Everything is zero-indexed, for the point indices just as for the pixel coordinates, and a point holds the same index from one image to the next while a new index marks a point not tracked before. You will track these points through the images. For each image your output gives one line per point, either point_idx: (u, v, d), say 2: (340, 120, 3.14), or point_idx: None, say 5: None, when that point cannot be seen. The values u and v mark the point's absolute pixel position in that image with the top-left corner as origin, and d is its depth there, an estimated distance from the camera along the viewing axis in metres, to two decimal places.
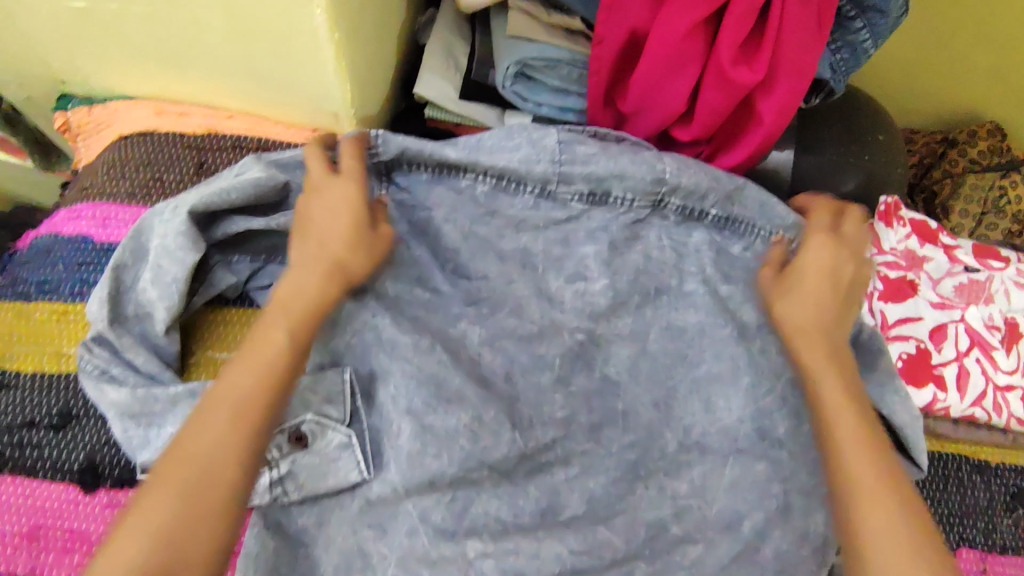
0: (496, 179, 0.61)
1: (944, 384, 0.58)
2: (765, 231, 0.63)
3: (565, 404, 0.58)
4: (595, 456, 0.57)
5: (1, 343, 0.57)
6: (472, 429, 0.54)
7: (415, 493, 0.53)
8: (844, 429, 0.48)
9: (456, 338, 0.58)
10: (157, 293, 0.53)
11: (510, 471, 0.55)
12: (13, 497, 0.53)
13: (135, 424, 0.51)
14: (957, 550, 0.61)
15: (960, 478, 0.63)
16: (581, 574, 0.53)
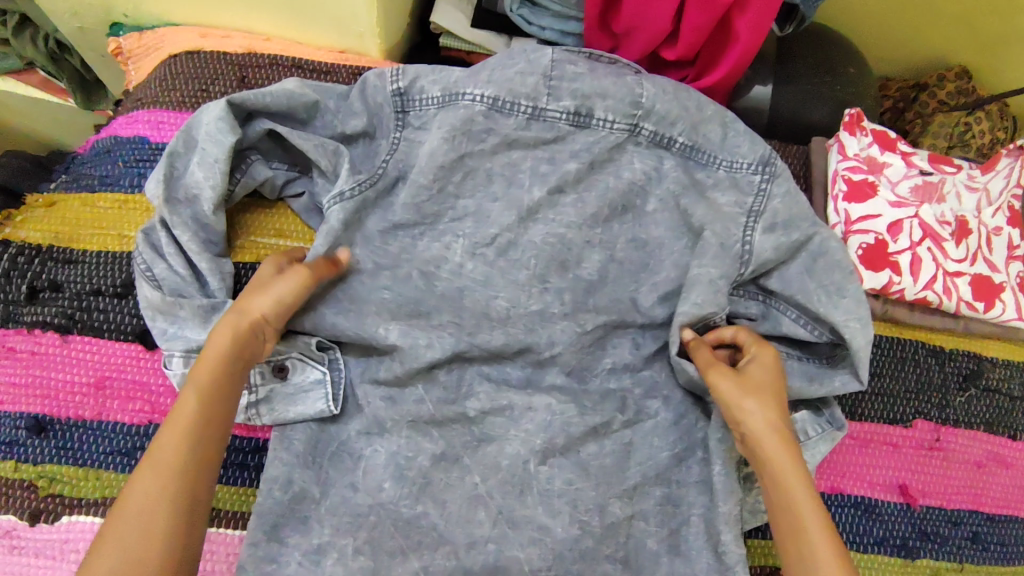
0: (492, 100, 0.65)
1: (899, 269, 0.67)
2: (726, 160, 0.67)
3: (539, 298, 0.65)
4: (577, 334, 0.65)
5: (69, 226, 0.65)
6: (473, 318, 0.65)
7: (416, 377, 0.63)
8: (769, 471, 0.53)
9: (441, 251, 0.65)
10: (203, 173, 0.61)
11: (502, 352, 0.65)
12: (82, 353, 0.61)
13: (161, 319, 0.59)
14: (913, 421, 0.68)
15: (915, 359, 0.70)
16: (571, 424, 0.63)
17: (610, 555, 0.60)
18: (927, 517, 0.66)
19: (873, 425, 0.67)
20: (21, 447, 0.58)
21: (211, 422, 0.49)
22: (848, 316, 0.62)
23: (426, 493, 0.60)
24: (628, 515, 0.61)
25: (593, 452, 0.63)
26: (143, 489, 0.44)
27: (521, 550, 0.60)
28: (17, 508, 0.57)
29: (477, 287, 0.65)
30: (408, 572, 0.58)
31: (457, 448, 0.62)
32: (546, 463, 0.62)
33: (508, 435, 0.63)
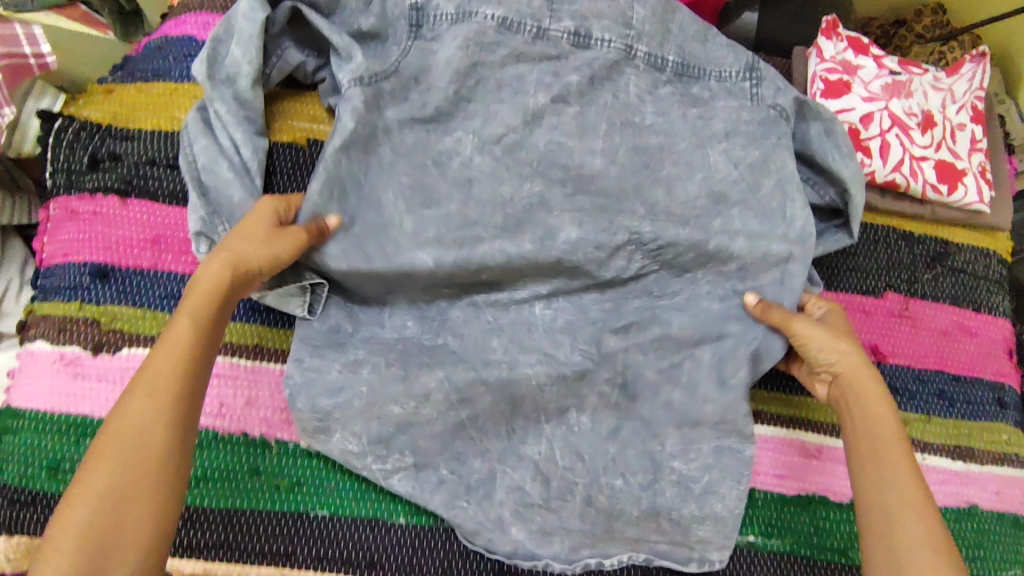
0: (502, 20, 0.72)
1: (870, 152, 0.74)
2: (715, 71, 0.75)
3: (543, 185, 0.71)
4: (574, 216, 0.71)
5: (125, 109, 0.72)
6: (478, 206, 0.70)
7: (428, 248, 0.67)
8: (866, 435, 0.58)
9: (450, 148, 0.71)
10: (241, 51, 0.68)
11: (506, 226, 0.69)
12: (138, 214, 0.68)
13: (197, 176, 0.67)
14: (884, 293, 0.75)
15: (887, 242, 0.77)
16: (569, 293, 0.70)
17: (608, 379, 0.68)
18: (896, 374, 0.73)
19: (847, 295, 0.74)
20: (85, 291, 0.65)
21: (200, 351, 0.54)
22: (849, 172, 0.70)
23: (444, 328, 0.69)
24: (624, 347, 0.68)
25: (593, 301, 0.70)
26: (139, 403, 0.49)
27: (530, 367, 0.67)
28: (81, 340, 0.64)
29: (485, 179, 0.71)
30: (433, 379, 0.65)
31: (471, 295, 0.70)
32: (550, 307, 0.70)
33: (517, 291, 0.69)
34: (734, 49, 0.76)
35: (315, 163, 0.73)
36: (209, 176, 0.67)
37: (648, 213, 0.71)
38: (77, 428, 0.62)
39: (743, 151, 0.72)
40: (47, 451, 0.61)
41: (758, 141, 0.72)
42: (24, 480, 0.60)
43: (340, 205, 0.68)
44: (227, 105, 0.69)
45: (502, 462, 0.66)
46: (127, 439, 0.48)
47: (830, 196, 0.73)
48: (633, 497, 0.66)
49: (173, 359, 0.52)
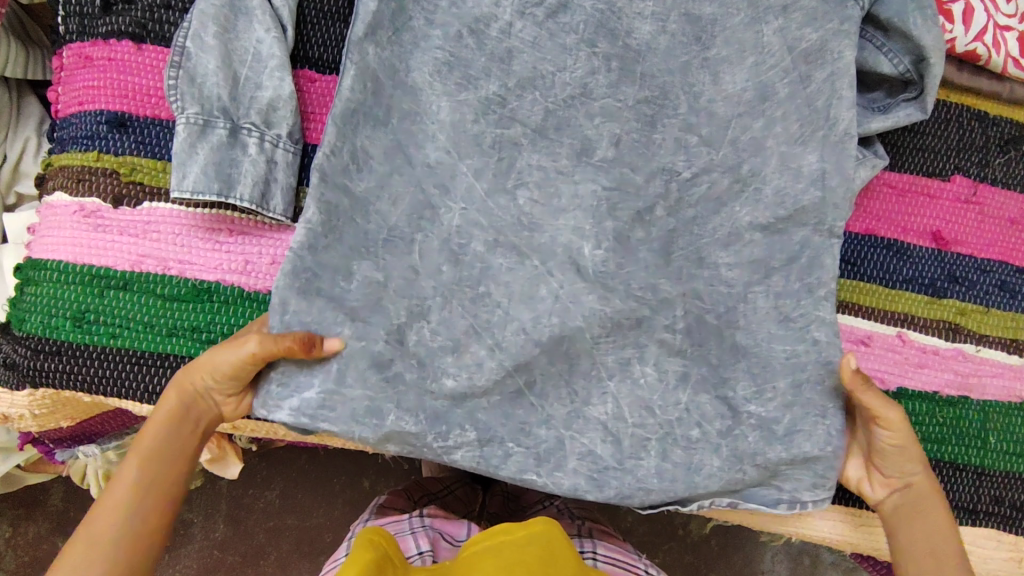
0: None
1: (952, 17, 0.67)
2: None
3: (586, 61, 0.65)
4: (615, 107, 0.65)
5: None
6: (518, 91, 0.64)
7: (467, 158, 0.63)
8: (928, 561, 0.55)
9: (489, 13, 0.65)
10: None
11: (542, 128, 0.64)
12: (152, 61, 0.64)
13: (219, 31, 0.59)
14: (952, 176, 0.69)
15: (960, 122, 0.70)
16: (615, 205, 0.62)
17: (668, 325, 0.61)
18: (957, 262, 0.68)
19: (912, 175, 0.69)
20: (102, 140, 0.62)
21: (152, 489, 0.51)
22: (937, 41, 0.62)
23: (485, 277, 0.61)
24: (682, 292, 0.62)
25: (641, 238, 0.62)
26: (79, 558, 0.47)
27: (582, 319, 0.60)
28: (101, 192, 0.61)
29: (526, 49, 0.65)
30: (496, 288, 0.61)
31: (507, 235, 0.62)
32: (600, 248, 0.61)
33: (558, 225, 0.62)
34: None
35: (344, 16, 0.66)
36: (230, 21, 0.59)
37: (690, 112, 0.65)
38: (100, 280, 0.59)
39: (800, 32, 0.64)
40: (70, 302, 0.59)
41: (819, 19, 0.63)
42: (49, 331, 0.59)
43: (377, 96, 0.62)
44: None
45: (567, 427, 0.60)
46: None
47: (903, 66, 0.64)
48: (711, 444, 0.60)
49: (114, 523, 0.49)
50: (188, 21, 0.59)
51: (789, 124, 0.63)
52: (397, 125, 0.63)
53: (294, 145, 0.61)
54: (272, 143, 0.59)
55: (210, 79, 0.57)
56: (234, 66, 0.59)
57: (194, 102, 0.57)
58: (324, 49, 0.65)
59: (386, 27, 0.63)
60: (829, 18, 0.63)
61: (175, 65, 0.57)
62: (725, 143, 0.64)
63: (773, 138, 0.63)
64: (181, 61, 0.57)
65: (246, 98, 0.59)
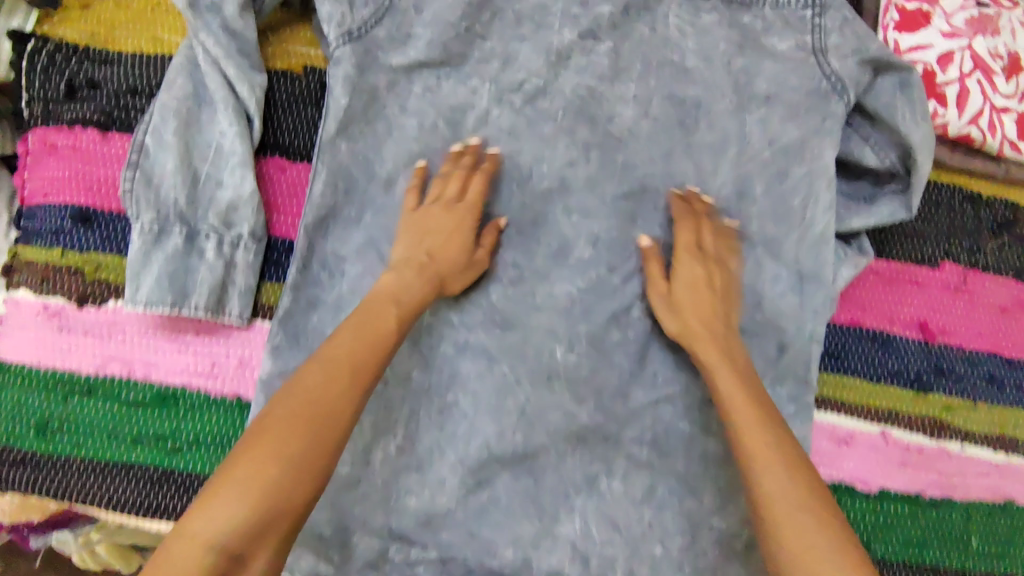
0: None
1: (945, 100, 0.64)
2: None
3: (566, 153, 0.65)
4: (593, 204, 0.64)
5: (101, 29, 0.64)
6: (495, 182, 0.64)
7: None
8: (752, 440, 0.51)
9: (465, 102, 0.65)
10: None
11: (520, 223, 0.63)
12: (119, 149, 0.62)
13: (180, 127, 0.58)
14: (941, 263, 0.67)
15: (951, 205, 0.68)
16: (591, 308, 0.62)
17: (634, 438, 0.61)
18: (944, 354, 0.66)
19: (900, 263, 0.67)
20: (66, 236, 0.60)
21: (395, 345, 0.54)
22: (924, 139, 0.60)
23: (455, 384, 0.60)
24: (652, 402, 0.61)
25: (617, 341, 0.61)
26: (311, 383, 0.49)
27: (547, 437, 0.59)
28: (65, 291, 0.59)
29: (502, 139, 0.65)
30: (463, 395, 0.60)
31: (479, 336, 0.61)
32: (573, 351, 0.61)
33: (534, 323, 0.61)
34: None
35: (317, 100, 0.64)
36: (194, 113, 0.59)
37: (672, 204, 0.65)
38: (64, 385, 0.58)
39: (782, 127, 0.64)
40: (33, 407, 0.58)
41: (801, 116, 0.64)
42: (12, 439, 0.58)
43: (347, 197, 0.62)
44: (216, 36, 0.58)
45: (536, 546, 0.59)
46: (273, 450, 0.45)
47: (890, 160, 0.62)
48: (673, 562, 0.60)
49: (280, 454, 0.46)
50: (150, 115, 0.58)
51: (765, 224, 0.64)
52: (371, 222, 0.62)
53: (257, 243, 0.59)
54: (234, 244, 0.58)
55: (167, 181, 0.56)
56: (197, 164, 0.58)
57: (150, 208, 0.55)
58: (294, 134, 0.64)
59: (358, 118, 0.62)
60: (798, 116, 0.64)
61: (132, 164, 0.56)
62: None
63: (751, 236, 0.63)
64: (139, 159, 0.56)
65: (206, 197, 0.57)
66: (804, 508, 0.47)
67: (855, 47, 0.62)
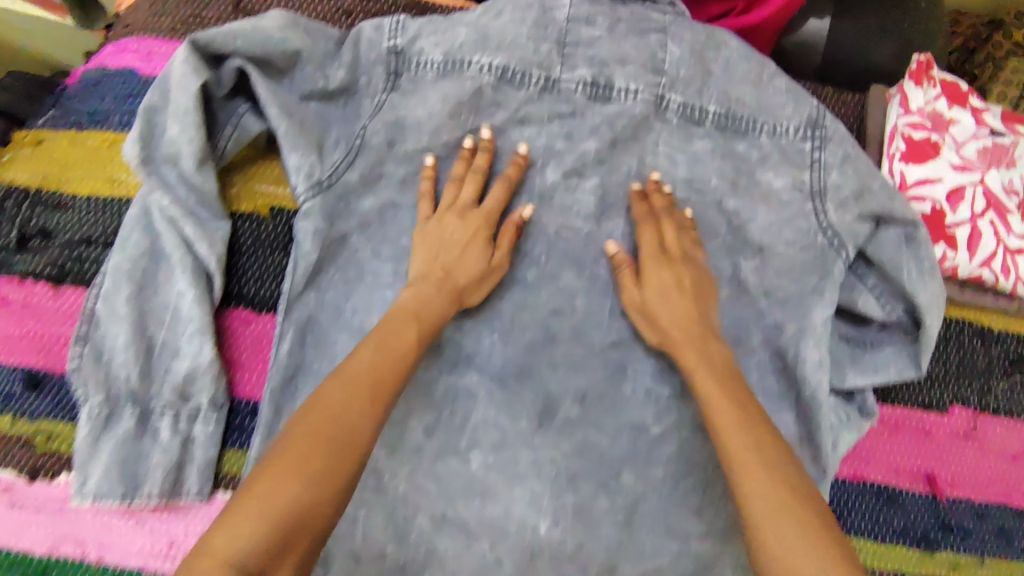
0: (501, 70, 0.61)
1: (955, 243, 0.60)
2: (768, 125, 0.62)
3: (551, 300, 0.61)
4: (579, 355, 0.60)
5: (55, 169, 0.61)
6: (474, 332, 0.60)
7: (419, 410, 0.59)
8: (738, 447, 0.48)
9: None
10: (179, 128, 0.54)
11: (502, 378, 0.60)
12: (71, 304, 0.58)
13: (134, 290, 0.54)
14: (950, 407, 0.63)
15: (961, 341, 0.64)
16: (576, 476, 0.58)
17: None
18: (953, 510, 0.62)
19: (907, 410, 0.63)
20: (16, 402, 0.56)
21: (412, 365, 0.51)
22: (932, 301, 0.57)
23: (431, 562, 0.56)
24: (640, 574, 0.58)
25: (604, 510, 0.58)
26: (334, 397, 0.45)
27: None
28: (14, 464, 0.55)
29: (484, 282, 0.61)
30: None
31: (458, 507, 0.57)
32: (558, 525, 0.57)
33: (513, 494, 0.58)
34: (794, 96, 0.63)
35: (284, 245, 0.60)
36: (149, 274, 0.55)
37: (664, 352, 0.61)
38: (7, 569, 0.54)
39: (776, 278, 0.61)
40: None
41: (795, 271, 0.61)
42: None
43: (316, 350, 0.58)
44: (171, 193, 0.54)
45: None
46: (299, 493, 0.41)
47: (895, 314, 0.60)
48: None
49: (301, 471, 0.41)
50: (102, 278, 0.55)
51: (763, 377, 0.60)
52: None
53: (218, 411, 0.55)
54: (192, 417, 0.54)
55: (118, 355, 0.52)
56: (152, 331, 0.54)
57: (99, 389, 0.52)
58: (261, 284, 0.59)
59: (329, 264, 0.59)
60: (796, 260, 0.61)
61: (82, 337, 0.53)
62: None
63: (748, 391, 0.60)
64: (90, 330, 0.53)
65: (160, 369, 0.53)
66: (802, 538, 0.42)
67: (855, 186, 0.60)
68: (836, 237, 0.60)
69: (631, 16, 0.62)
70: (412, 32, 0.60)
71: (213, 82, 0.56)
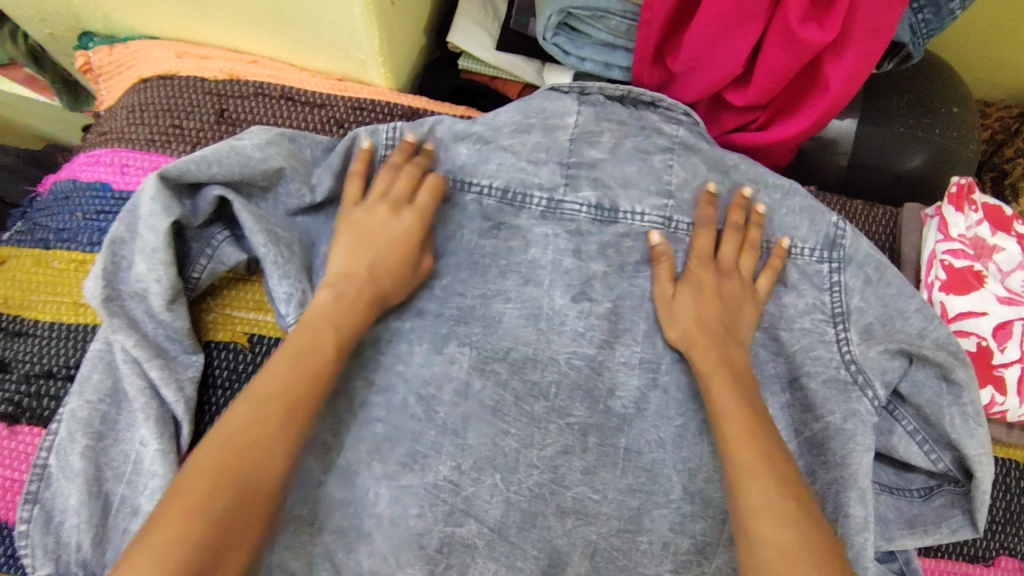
0: (502, 191, 0.58)
1: (1004, 386, 0.55)
2: (783, 243, 0.58)
3: (559, 435, 0.55)
4: (590, 502, 0.55)
5: (18, 291, 0.56)
6: (473, 473, 0.54)
7: (408, 564, 0.52)
8: (733, 425, 0.48)
9: (439, 374, 0.56)
10: (146, 266, 0.49)
11: (503, 527, 0.54)
12: (25, 446, 0.53)
13: (92, 442, 0.49)
14: (995, 558, 0.57)
15: (1009, 485, 0.58)
16: None
17: None
18: None
19: (946, 563, 0.57)
20: None
21: (331, 375, 0.48)
22: (982, 451, 0.51)
23: None
24: None
25: None
26: (241, 423, 0.43)
27: None
28: None
29: (485, 417, 0.55)
30: None
31: None
32: None
33: None
34: (812, 212, 0.58)
35: None
36: (110, 419, 0.50)
37: (683, 497, 0.55)
38: None
39: (806, 415, 0.55)
40: None
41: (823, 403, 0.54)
42: None
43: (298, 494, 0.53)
44: (135, 333, 0.49)
45: None
46: (202, 532, 0.39)
47: (943, 463, 0.53)
48: None
49: (203, 511, 0.40)
50: (56, 426, 0.50)
51: None
52: (326, 521, 0.53)
53: None
54: None
55: (70, 518, 0.48)
56: (111, 487, 0.49)
57: (47, 559, 0.47)
58: None
59: None
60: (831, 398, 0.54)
61: (31, 496, 0.48)
62: (720, 545, 0.54)
63: None
64: (40, 489, 0.48)
65: (117, 531, 0.48)
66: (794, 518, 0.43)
67: (881, 314, 0.56)
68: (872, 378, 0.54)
69: (635, 135, 0.59)
70: (411, 140, 0.57)
71: (186, 212, 0.52)
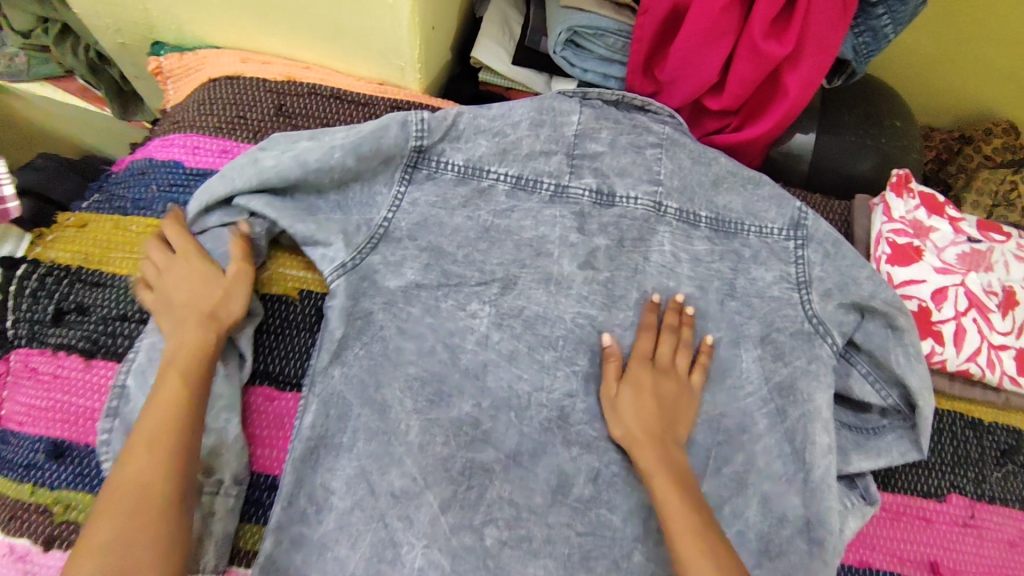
0: (516, 178, 0.67)
1: (942, 339, 0.65)
2: (755, 226, 0.68)
3: (566, 380, 0.64)
4: (592, 436, 0.63)
5: (99, 249, 0.65)
6: (491, 410, 0.62)
7: (436, 485, 0.59)
8: (665, 497, 0.55)
9: (462, 328, 0.64)
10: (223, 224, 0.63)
11: (517, 455, 0.61)
12: (100, 376, 0.60)
13: None
14: (947, 495, 0.65)
15: (954, 432, 0.67)
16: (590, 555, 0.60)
17: None
18: None
19: (907, 498, 0.65)
20: (38, 471, 0.58)
21: (198, 391, 0.54)
22: (924, 384, 0.61)
23: None
24: None
25: None
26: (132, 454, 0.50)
27: None
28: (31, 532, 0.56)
29: (502, 363, 0.64)
30: None
31: None
32: None
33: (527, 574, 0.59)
34: (778, 201, 0.68)
35: (312, 326, 0.65)
36: None
37: None
38: None
39: (775, 364, 0.64)
40: None
41: (785, 355, 0.64)
42: None
43: (339, 424, 0.60)
44: None
45: None
46: (104, 550, 0.46)
47: (892, 399, 0.64)
48: None
49: (108, 528, 0.46)
50: (135, 352, 0.58)
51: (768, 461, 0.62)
52: (363, 447, 0.60)
53: (238, 485, 0.58)
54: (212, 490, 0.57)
55: None
56: None
57: None
58: (286, 364, 0.63)
59: (352, 343, 0.62)
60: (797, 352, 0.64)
61: (111, 411, 0.56)
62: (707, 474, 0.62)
63: (755, 474, 0.62)
64: (119, 405, 0.56)
65: None
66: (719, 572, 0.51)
67: (839, 281, 0.65)
68: (833, 331, 0.64)
69: (630, 132, 0.69)
70: (438, 134, 0.65)
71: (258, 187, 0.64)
